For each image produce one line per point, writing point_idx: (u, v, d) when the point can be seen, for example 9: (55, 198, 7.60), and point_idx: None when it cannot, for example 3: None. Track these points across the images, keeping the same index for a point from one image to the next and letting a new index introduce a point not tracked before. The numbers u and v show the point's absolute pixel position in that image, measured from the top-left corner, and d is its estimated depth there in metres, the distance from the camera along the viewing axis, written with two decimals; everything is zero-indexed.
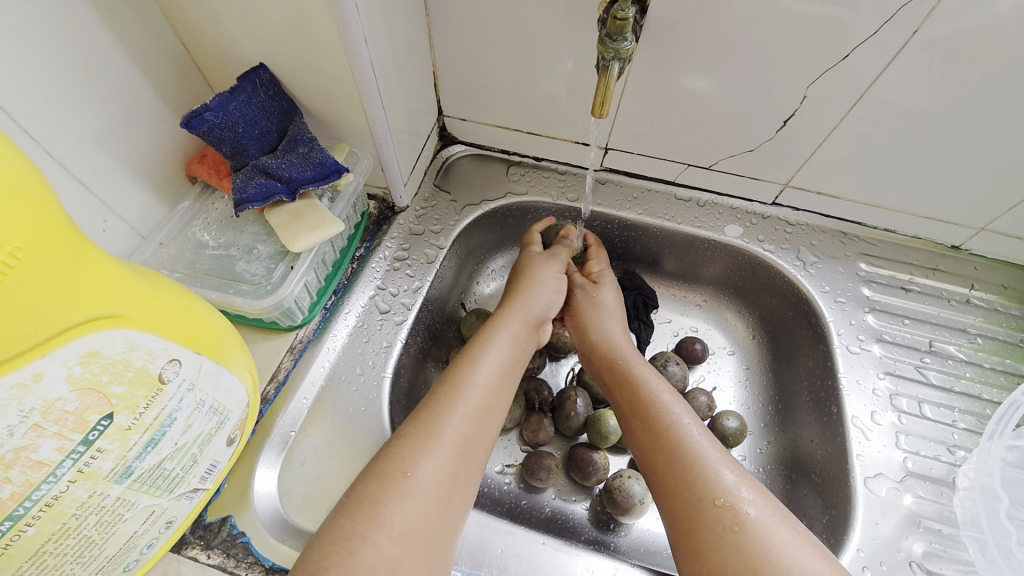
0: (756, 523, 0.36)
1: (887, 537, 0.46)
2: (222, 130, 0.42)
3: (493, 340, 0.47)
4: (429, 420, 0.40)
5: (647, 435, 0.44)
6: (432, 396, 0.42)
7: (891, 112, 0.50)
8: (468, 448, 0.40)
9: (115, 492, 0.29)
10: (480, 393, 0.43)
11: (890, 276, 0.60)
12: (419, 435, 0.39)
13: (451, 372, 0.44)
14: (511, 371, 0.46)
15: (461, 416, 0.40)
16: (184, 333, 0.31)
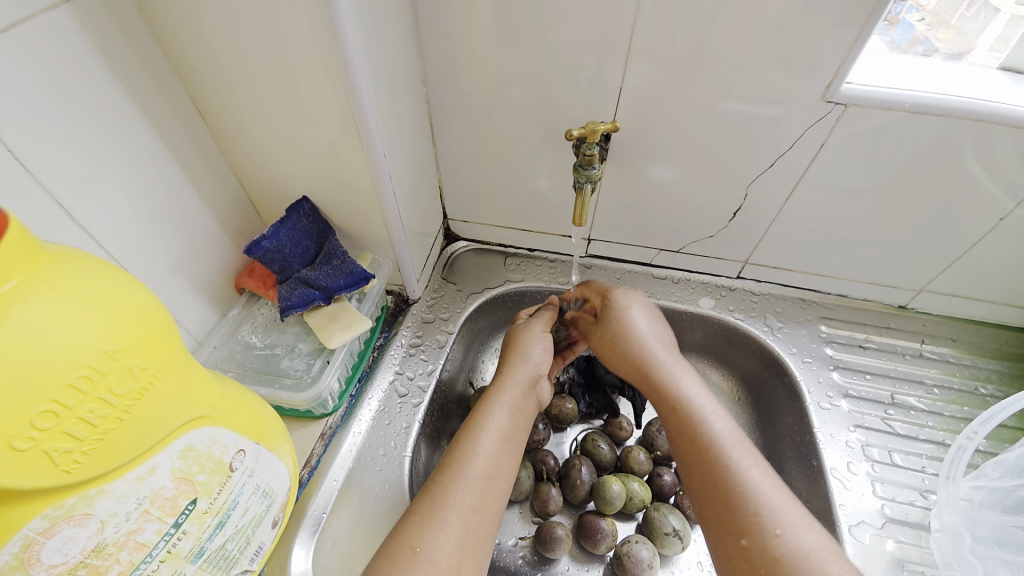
0: (806, 547, 0.38)
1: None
2: (274, 253, 0.51)
3: (491, 410, 0.51)
4: (435, 496, 0.44)
5: (693, 455, 0.46)
6: (437, 472, 0.46)
7: (815, 202, 0.61)
8: (473, 520, 0.44)
9: (189, 571, 0.33)
10: (480, 464, 0.47)
11: (848, 336, 0.68)
12: (425, 512, 0.43)
13: (453, 447, 0.48)
14: (508, 437, 0.51)
15: (462, 489, 0.45)
16: (246, 426, 0.38)
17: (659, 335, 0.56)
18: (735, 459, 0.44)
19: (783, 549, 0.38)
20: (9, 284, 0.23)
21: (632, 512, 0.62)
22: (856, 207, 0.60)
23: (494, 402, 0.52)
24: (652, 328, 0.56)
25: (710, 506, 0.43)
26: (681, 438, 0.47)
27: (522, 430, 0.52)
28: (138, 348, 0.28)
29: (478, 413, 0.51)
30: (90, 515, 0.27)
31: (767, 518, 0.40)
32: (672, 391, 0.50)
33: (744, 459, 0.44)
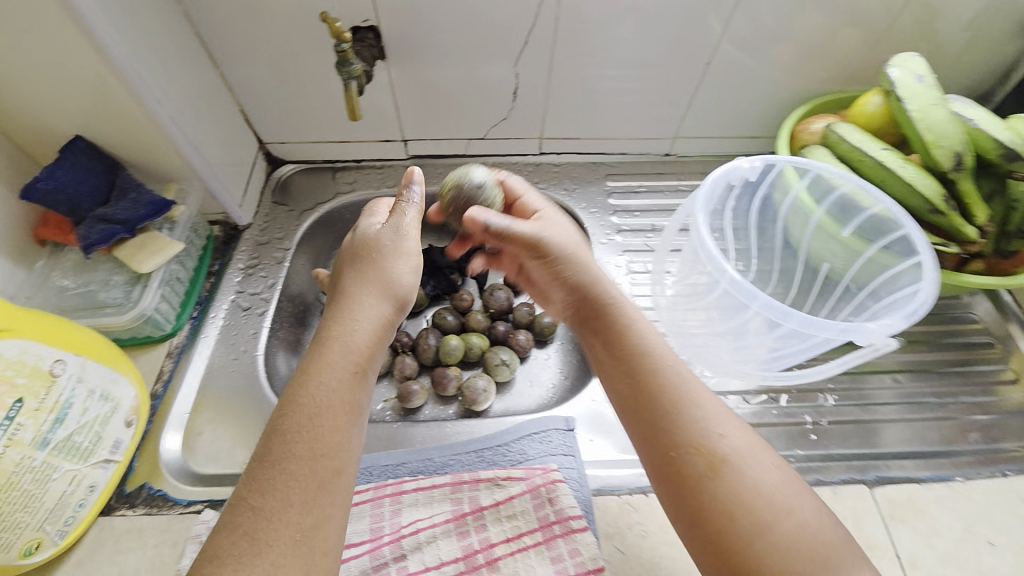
0: (736, 466, 0.39)
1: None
2: (55, 194, 0.53)
3: (314, 385, 0.40)
4: (231, 539, 0.34)
5: (629, 384, 0.44)
6: (244, 486, 0.37)
7: (573, 72, 0.71)
8: (303, 538, 0.35)
9: (40, 456, 0.40)
10: (291, 474, 0.36)
11: (627, 185, 0.83)
12: (236, 546, 0.34)
13: (266, 450, 0.38)
14: (335, 419, 0.39)
15: (279, 511, 0.35)
16: (64, 341, 0.44)
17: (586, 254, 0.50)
18: (734, 447, 0.40)
19: (789, 531, 0.38)
20: None
21: (475, 360, 0.76)
22: (607, 72, 0.71)
23: (315, 379, 0.40)
24: (576, 237, 0.51)
25: (711, 500, 0.39)
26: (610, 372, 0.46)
27: (358, 398, 0.41)
28: None
29: (290, 396, 0.39)
30: None
31: (748, 466, 0.39)
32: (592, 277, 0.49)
33: (689, 380, 0.43)
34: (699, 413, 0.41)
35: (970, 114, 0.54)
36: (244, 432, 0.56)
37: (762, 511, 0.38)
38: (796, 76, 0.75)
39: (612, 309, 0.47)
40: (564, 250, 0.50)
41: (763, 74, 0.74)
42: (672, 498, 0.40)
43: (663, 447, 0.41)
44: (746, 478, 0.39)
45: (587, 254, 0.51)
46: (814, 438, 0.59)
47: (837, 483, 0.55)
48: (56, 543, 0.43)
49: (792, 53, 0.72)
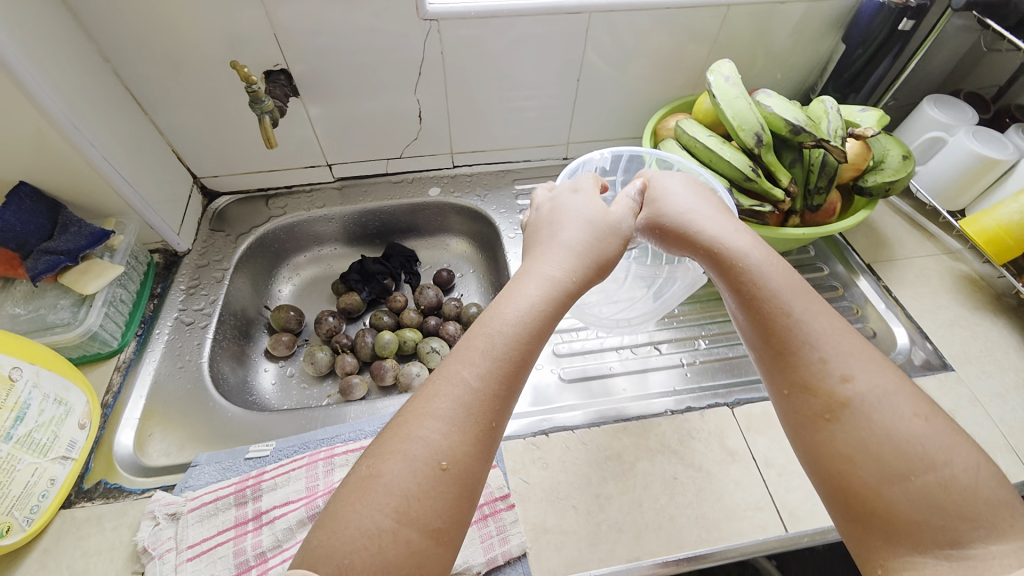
0: (872, 403, 0.40)
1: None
2: (3, 232, 0.59)
3: (471, 350, 0.40)
4: (375, 475, 0.35)
5: (776, 327, 0.45)
6: (410, 422, 0.37)
7: (468, 94, 0.83)
8: (455, 487, 0.36)
9: (3, 448, 0.48)
10: (432, 428, 0.37)
11: (532, 186, 0.95)
12: (400, 485, 0.35)
13: (414, 401, 0.39)
14: (502, 385, 0.39)
15: (404, 463, 0.35)
16: (20, 352, 0.51)
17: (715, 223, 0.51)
18: (836, 349, 0.43)
19: (893, 429, 0.39)
20: None
21: (410, 352, 0.85)
22: (494, 92, 0.84)
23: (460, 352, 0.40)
24: (696, 201, 0.54)
25: (820, 415, 0.42)
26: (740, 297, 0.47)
27: (514, 375, 0.40)
28: None
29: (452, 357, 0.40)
30: None
31: (863, 386, 0.41)
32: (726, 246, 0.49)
33: (841, 327, 0.45)
34: (823, 327, 0.44)
35: (768, 102, 0.68)
36: (193, 429, 0.63)
37: (866, 405, 0.40)
38: (656, 83, 0.89)
39: (748, 272, 0.47)
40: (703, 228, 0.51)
41: (627, 84, 0.89)
42: (791, 416, 0.44)
43: (788, 352, 0.44)
44: (855, 393, 0.41)
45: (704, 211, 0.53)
46: (689, 375, 0.69)
47: (703, 408, 0.64)
48: (24, 529, 0.50)
49: (647, 66, 0.86)
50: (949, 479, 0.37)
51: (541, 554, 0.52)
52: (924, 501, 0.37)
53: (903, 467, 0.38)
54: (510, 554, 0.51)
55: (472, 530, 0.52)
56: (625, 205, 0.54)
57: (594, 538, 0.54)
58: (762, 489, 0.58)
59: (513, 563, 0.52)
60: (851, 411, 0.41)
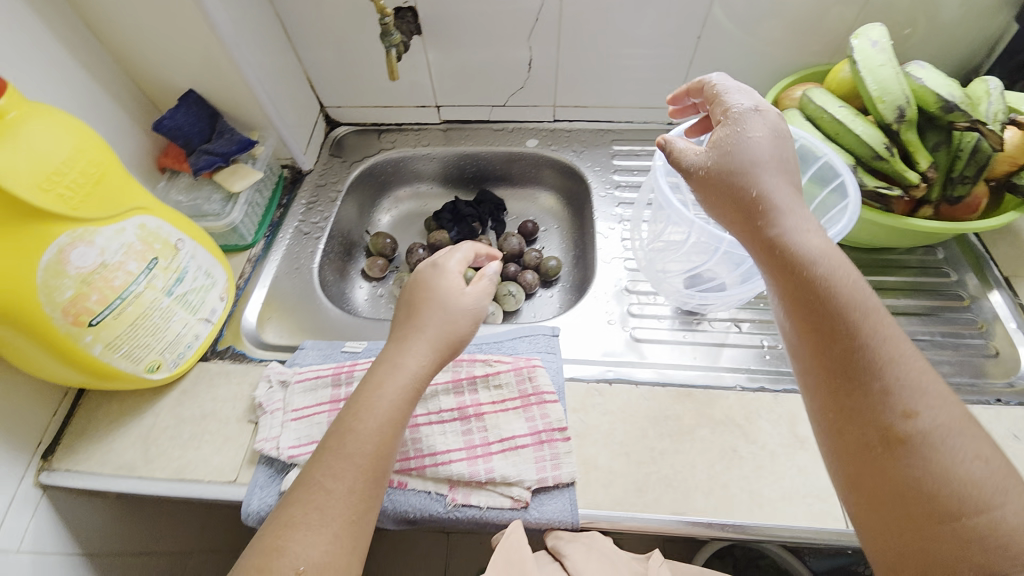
0: (929, 438, 0.38)
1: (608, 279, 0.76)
2: (175, 131, 0.70)
3: (384, 389, 0.49)
4: (308, 495, 0.45)
5: (354, 432, 0.47)
6: (321, 478, 0.45)
7: (581, 47, 0.83)
8: (357, 520, 0.45)
9: (166, 300, 0.57)
10: (354, 451, 0.46)
11: (630, 148, 0.93)
12: (312, 519, 0.43)
13: (339, 428, 0.48)
14: (384, 442, 0.47)
15: (313, 512, 0.44)
16: (183, 227, 0.60)
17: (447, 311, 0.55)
18: (901, 378, 0.39)
19: (952, 470, 0.37)
20: (14, 112, 0.43)
21: None
22: (606, 46, 0.82)
23: (364, 408, 0.48)
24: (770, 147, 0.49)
25: (830, 372, 0.42)
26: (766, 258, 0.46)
27: (411, 402, 0.50)
28: (96, 152, 0.48)
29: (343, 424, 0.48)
30: (93, 241, 0.48)
31: (880, 338, 0.41)
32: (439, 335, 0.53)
33: (903, 348, 0.41)
34: (847, 280, 0.43)
35: (917, 75, 0.62)
36: (304, 321, 0.73)
37: (926, 443, 0.38)
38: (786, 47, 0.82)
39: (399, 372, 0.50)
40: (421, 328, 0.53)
41: (750, 47, 0.83)
42: (810, 368, 0.43)
43: (844, 367, 0.41)
44: (874, 351, 0.40)
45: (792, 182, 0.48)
46: (770, 357, 0.66)
47: (778, 391, 0.62)
48: (169, 369, 0.60)
49: (778, 27, 0.80)
50: (999, 524, 0.35)
51: (587, 486, 0.56)
52: (915, 456, 0.38)
53: (893, 416, 0.39)
54: (560, 479, 0.55)
55: (525, 448, 0.56)
56: (481, 285, 0.57)
57: (641, 486, 0.56)
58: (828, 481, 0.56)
59: (561, 489, 0.55)
60: (866, 370, 0.40)
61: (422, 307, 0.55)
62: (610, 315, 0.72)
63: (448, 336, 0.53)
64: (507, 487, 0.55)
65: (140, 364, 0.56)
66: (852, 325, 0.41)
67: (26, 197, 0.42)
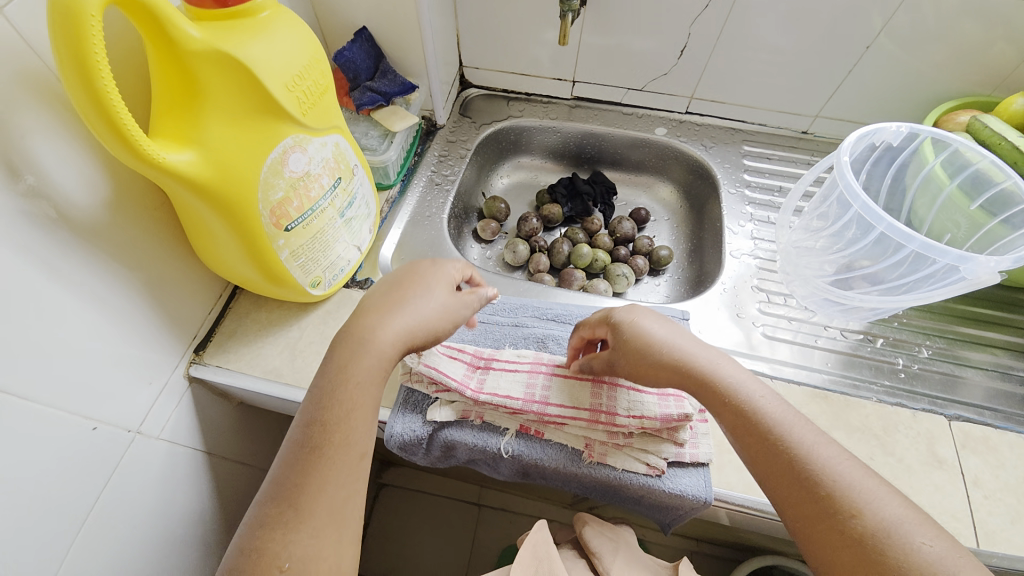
0: (894, 530, 0.39)
1: (735, 273, 0.76)
2: (349, 64, 0.73)
3: (349, 373, 0.46)
4: (304, 486, 0.42)
5: (338, 396, 0.45)
6: (312, 434, 0.44)
7: (740, 38, 0.81)
8: (353, 477, 0.44)
9: (338, 221, 0.60)
10: (347, 438, 0.44)
11: (760, 151, 0.92)
12: (306, 473, 0.42)
13: (324, 402, 0.45)
14: (368, 401, 0.46)
15: (324, 482, 0.42)
16: (359, 154, 0.62)
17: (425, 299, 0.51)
18: (847, 481, 0.42)
19: (913, 560, 0.38)
20: (267, 12, 0.45)
21: (596, 272, 0.90)
22: (764, 43, 0.82)
23: (347, 371, 0.46)
24: (669, 327, 0.54)
25: (773, 475, 0.45)
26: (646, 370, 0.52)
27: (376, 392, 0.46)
28: (323, 65, 0.51)
29: (330, 385, 0.46)
30: (304, 148, 0.51)
31: (808, 445, 0.45)
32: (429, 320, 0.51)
33: (834, 450, 0.44)
34: (765, 396, 0.49)
35: None
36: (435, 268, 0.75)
37: (884, 540, 0.39)
38: (955, 69, 0.80)
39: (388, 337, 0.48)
40: (410, 304, 0.50)
41: (914, 67, 0.81)
42: (767, 480, 0.46)
43: (785, 473, 0.44)
44: (808, 460, 0.44)
45: (681, 334, 0.54)
46: (904, 376, 0.65)
47: (918, 408, 0.61)
48: (325, 289, 0.63)
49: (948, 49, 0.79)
50: None
51: (720, 467, 0.56)
52: (869, 548, 0.39)
53: (839, 514, 0.41)
54: (697, 457, 0.54)
55: (654, 424, 0.54)
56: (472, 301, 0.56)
57: None
58: (963, 504, 0.55)
59: (694, 466, 0.55)
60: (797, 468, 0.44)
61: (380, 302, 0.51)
62: (738, 309, 0.71)
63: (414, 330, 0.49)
64: (643, 454, 0.55)
65: (307, 277, 0.58)
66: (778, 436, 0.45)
67: (274, 92, 0.44)
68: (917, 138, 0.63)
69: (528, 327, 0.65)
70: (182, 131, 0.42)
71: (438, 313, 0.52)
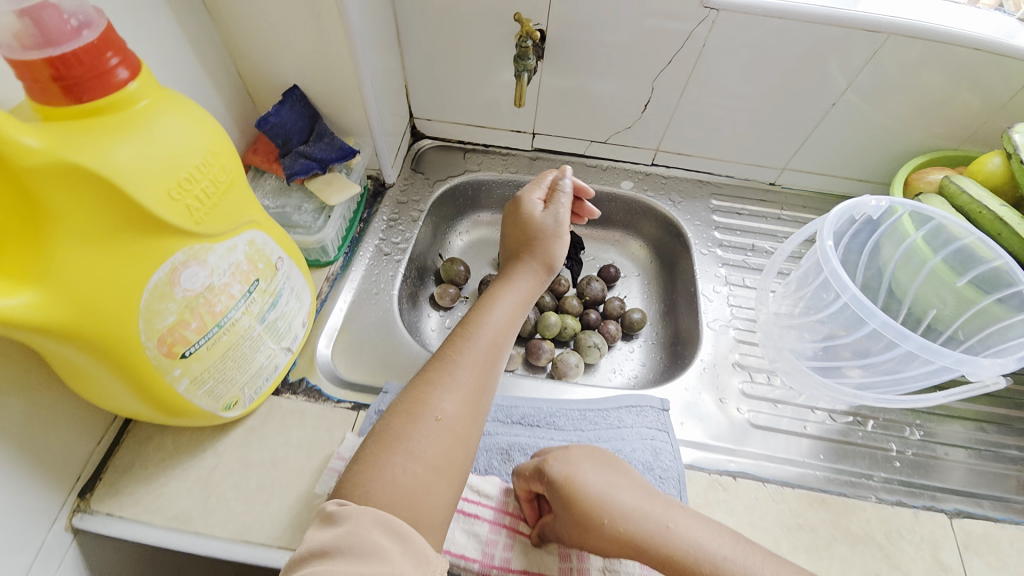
0: None
1: (717, 349, 0.69)
2: (278, 128, 0.63)
3: (501, 294, 0.58)
4: (428, 395, 0.48)
5: (470, 322, 0.55)
6: (444, 348, 0.53)
7: (707, 93, 0.78)
8: (479, 383, 0.51)
9: (258, 329, 0.50)
10: (483, 340, 0.53)
11: (728, 206, 0.87)
12: (434, 376, 0.50)
13: (455, 334, 0.54)
14: (507, 322, 0.56)
15: (450, 394, 0.49)
16: (282, 242, 0.53)
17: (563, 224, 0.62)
18: None
19: None
20: (144, 100, 0.36)
21: (566, 339, 0.82)
22: (731, 98, 0.78)
23: (483, 309, 0.56)
24: (608, 476, 0.48)
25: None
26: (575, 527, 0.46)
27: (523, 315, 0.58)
28: (226, 152, 0.41)
29: (468, 317, 0.56)
30: (205, 259, 0.41)
31: None
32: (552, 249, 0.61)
33: None
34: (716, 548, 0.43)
35: None
36: (381, 355, 0.66)
37: None
38: (925, 123, 0.78)
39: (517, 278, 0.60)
40: (547, 232, 0.61)
41: (880, 122, 0.79)
42: None
43: None
44: None
45: (624, 484, 0.47)
46: (897, 464, 0.61)
47: (917, 507, 0.57)
48: (245, 406, 0.52)
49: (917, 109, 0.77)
50: None
51: None
52: None
53: None
54: None
55: None
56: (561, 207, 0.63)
57: None
58: None
59: None
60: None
61: (528, 250, 0.62)
62: (720, 392, 0.65)
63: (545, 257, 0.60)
64: None
65: (218, 402, 0.48)
66: None
67: (150, 205, 0.35)
68: (899, 212, 0.60)
69: (491, 437, 0.57)
70: (23, 267, 0.32)
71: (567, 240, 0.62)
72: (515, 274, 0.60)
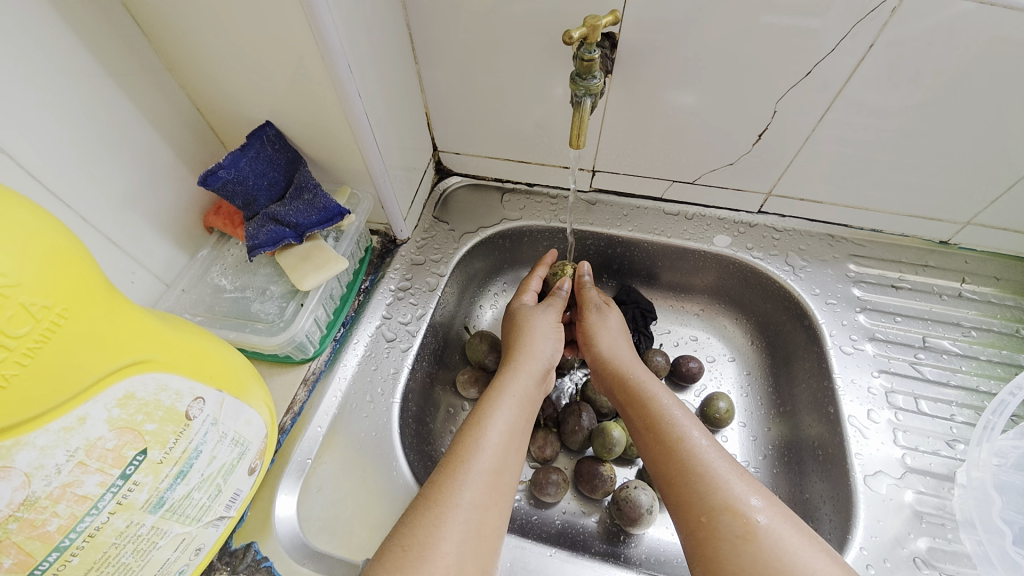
0: (766, 532, 0.37)
1: (891, 536, 0.45)
2: (234, 184, 0.46)
3: (497, 400, 0.47)
4: (414, 535, 0.37)
5: (466, 431, 0.44)
6: (435, 478, 0.41)
7: (860, 118, 0.52)
8: (480, 517, 0.39)
9: (149, 521, 0.32)
10: (489, 456, 0.42)
11: (879, 275, 0.61)
12: (424, 511, 0.39)
13: (449, 451, 0.43)
14: (515, 422, 0.46)
15: (454, 533, 0.37)
16: (207, 373, 0.35)
17: (545, 324, 0.55)
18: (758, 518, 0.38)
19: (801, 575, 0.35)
20: None
21: (631, 457, 0.59)
22: (902, 124, 0.51)
23: (493, 406, 0.46)
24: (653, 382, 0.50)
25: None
26: (663, 458, 0.44)
27: (528, 424, 0.48)
28: (34, 285, 0.25)
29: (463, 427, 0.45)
30: (10, 467, 0.25)
31: (743, 496, 0.39)
32: (546, 346, 0.54)
33: (735, 487, 0.40)
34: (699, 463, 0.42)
35: None
36: (363, 504, 0.46)
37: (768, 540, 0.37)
38: None
39: (517, 375, 0.50)
40: (539, 334, 0.54)
41: None
42: (657, 469, 0.44)
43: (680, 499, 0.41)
44: (711, 494, 0.40)
45: (714, 452, 0.43)
46: None
47: None
48: None
49: None
50: None
51: None
52: (749, 544, 0.37)
53: (711, 512, 0.39)
54: None
55: None
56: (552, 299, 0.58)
57: None
58: None
59: None
60: (711, 538, 0.38)
61: (518, 348, 0.53)
62: None
63: (539, 362, 0.52)
64: None
65: None
66: (694, 474, 0.41)
67: None
68: None
69: None
70: None
71: (554, 336, 0.55)
72: (512, 373, 0.50)
